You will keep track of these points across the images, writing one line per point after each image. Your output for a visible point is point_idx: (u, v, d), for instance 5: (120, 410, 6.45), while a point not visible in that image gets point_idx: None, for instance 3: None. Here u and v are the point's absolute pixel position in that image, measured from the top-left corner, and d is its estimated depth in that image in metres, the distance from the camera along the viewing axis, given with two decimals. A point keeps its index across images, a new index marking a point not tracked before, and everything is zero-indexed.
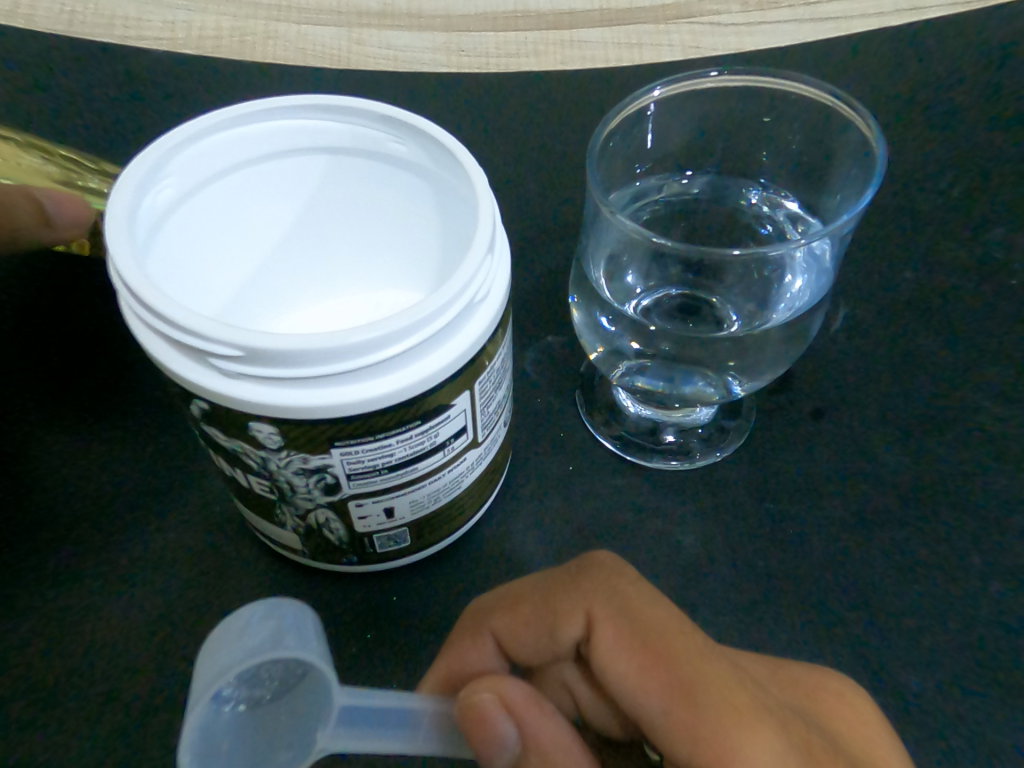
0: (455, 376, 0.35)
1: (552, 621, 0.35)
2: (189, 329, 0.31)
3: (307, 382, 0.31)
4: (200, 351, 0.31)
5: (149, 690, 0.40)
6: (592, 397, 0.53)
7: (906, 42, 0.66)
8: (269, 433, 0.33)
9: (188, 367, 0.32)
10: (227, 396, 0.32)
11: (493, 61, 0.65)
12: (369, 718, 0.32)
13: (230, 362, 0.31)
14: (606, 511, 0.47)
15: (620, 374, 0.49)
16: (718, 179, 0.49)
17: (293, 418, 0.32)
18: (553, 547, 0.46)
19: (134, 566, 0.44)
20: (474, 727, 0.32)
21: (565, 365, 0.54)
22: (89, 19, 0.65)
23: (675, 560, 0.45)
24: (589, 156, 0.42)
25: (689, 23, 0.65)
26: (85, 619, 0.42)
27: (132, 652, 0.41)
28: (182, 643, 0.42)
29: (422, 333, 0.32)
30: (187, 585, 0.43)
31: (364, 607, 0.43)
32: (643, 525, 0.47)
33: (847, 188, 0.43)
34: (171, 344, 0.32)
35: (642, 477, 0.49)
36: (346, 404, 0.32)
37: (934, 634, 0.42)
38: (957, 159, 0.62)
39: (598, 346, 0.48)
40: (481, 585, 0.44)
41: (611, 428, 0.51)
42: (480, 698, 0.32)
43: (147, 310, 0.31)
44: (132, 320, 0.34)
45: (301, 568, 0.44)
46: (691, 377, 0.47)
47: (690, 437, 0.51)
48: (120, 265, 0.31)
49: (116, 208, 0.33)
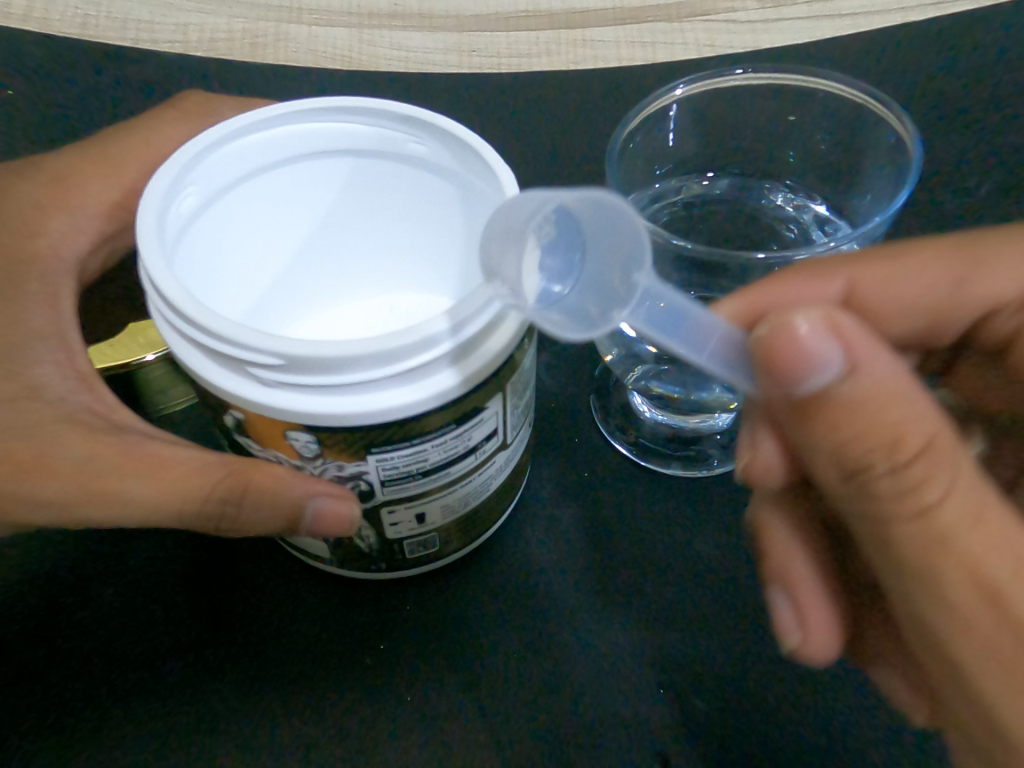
0: (487, 381, 0.34)
1: (972, 269, 0.36)
2: (223, 335, 0.30)
3: (346, 390, 0.31)
4: (232, 357, 0.31)
5: (166, 701, 0.39)
6: (607, 402, 0.52)
7: (927, 39, 0.64)
8: (301, 441, 0.33)
9: (218, 374, 0.32)
10: (257, 403, 0.31)
11: (504, 62, 0.65)
12: (667, 309, 0.32)
13: (262, 369, 0.30)
14: (623, 519, 0.46)
15: (637, 378, 0.48)
16: (740, 180, 0.48)
17: (334, 428, 0.32)
18: (570, 556, 0.44)
19: (143, 573, 0.43)
20: (776, 356, 0.28)
21: (580, 369, 0.53)
22: (103, 24, 0.65)
23: (694, 569, 0.44)
24: (609, 155, 0.41)
25: (704, 20, 0.64)
26: (98, 629, 0.41)
27: (142, 664, 0.40)
28: (197, 652, 0.40)
29: (460, 338, 0.31)
30: (198, 591, 0.42)
31: (379, 613, 0.42)
32: (664, 536, 0.45)
33: (878, 190, 0.42)
34: (200, 350, 0.32)
35: (659, 484, 0.47)
36: (377, 411, 0.31)
37: None
38: (990, 154, 0.59)
39: (613, 350, 0.47)
40: (497, 595, 0.43)
41: (627, 433, 0.50)
42: (792, 319, 0.28)
43: (179, 314, 0.31)
44: (163, 327, 0.33)
45: (315, 573, 0.43)
46: (707, 383, 0.47)
47: (708, 444, 0.50)
48: (150, 271, 0.31)
49: (147, 212, 0.33)
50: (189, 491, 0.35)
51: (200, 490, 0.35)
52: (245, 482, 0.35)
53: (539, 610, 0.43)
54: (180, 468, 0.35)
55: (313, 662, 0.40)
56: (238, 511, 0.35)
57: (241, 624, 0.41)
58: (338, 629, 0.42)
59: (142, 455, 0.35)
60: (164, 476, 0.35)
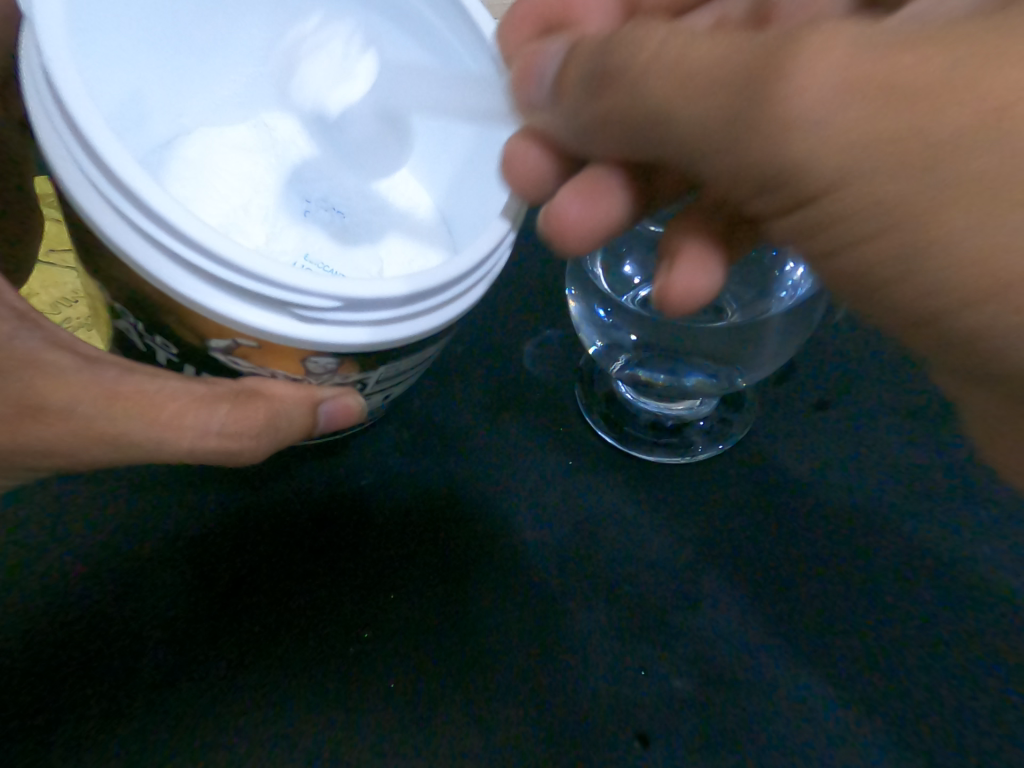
0: (319, 315, 0.27)
1: None
2: (216, 243, 0.25)
3: (378, 315, 0.28)
4: (199, 254, 0.25)
5: (145, 688, 0.35)
6: (591, 391, 0.46)
7: None
8: (321, 359, 0.30)
9: (202, 294, 0.26)
10: (266, 326, 0.27)
11: None
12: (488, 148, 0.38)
13: (262, 280, 0.26)
14: (599, 510, 0.42)
15: (619, 369, 0.43)
16: None
17: (363, 348, 0.29)
18: (561, 535, 0.41)
19: (120, 552, 0.38)
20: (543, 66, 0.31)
21: (563, 362, 0.47)
22: None
23: (652, 552, 0.41)
24: None
25: None
26: (70, 621, 0.36)
27: (127, 646, 0.36)
28: (181, 636, 0.36)
29: (441, 279, 0.29)
30: (147, 578, 0.37)
31: (357, 599, 0.38)
32: (649, 531, 0.41)
33: None
34: (170, 257, 0.26)
35: (646, 471, 0.43)
36: (399, 348, 0.30)
37: (967, 636, 0.40)
38: None
39: (597, 341, 0.42)
40: (486, 590, 0.39)
41: (612, 423, 0.45)
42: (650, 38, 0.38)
43: (128, 206, 0.25)
44: (106, 231, 0.26)
45: (302, 556, 0.39)
46: (692, 368, 0.42)
47: (691, 430, 0.45)
48: (127, 186, 0.25)
49: (72, 86, 0.25)
50: (194, 424, 0.30)
51: (211, 420, 0.30)
52: (255, 407, 0.30)
53: (539, 585, 0.40)
54: (179, 400, 0.30)
55: (277, 630, 0.37)
56: (258, 442, 0.31)
57: (216, 600, 0.37)
58: (326, 621, 0.37)
59: (143, 394, 0.30)
60: (163, 415, 0.30)
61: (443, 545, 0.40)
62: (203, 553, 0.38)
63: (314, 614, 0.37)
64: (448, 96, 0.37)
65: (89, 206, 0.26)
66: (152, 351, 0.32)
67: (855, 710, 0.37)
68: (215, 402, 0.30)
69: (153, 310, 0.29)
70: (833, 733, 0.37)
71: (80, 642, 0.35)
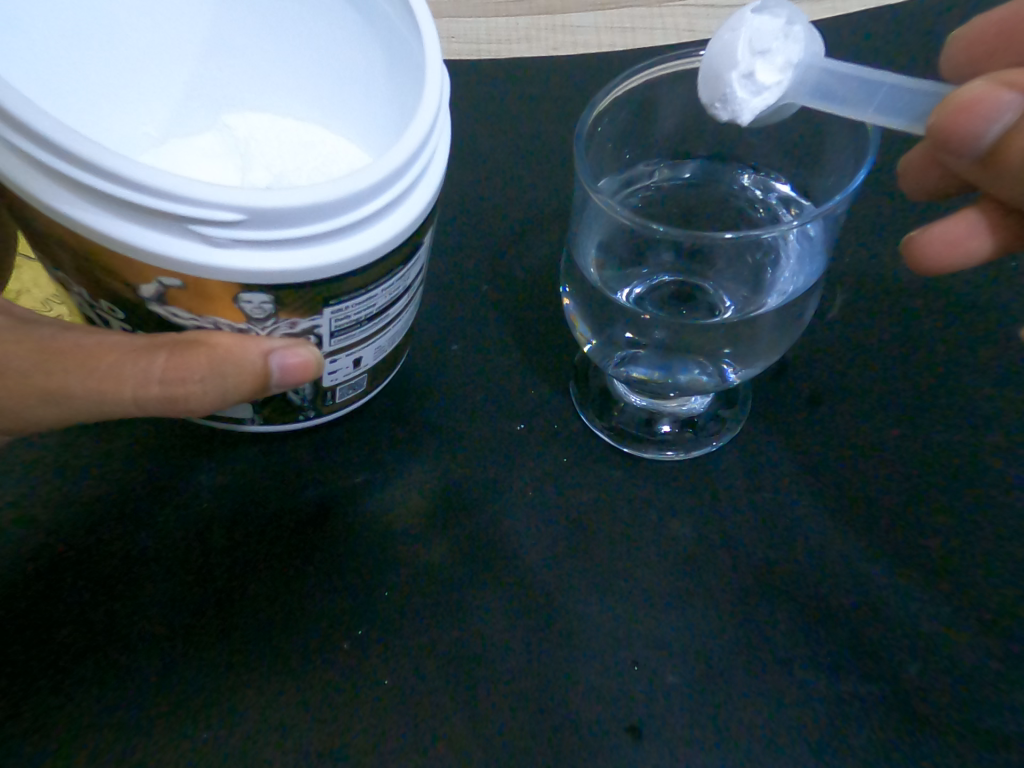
0: (234, 244, 0.27)
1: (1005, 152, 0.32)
2: (111, 160, 0.25)
3: (293, 238, 0.27)
4: (105, 191, 0.26)
5: (109, 656, 0.35)
6: (584, 388, 0.46)
7: (914, 29, 0.59)
8: (250, 298, 0.29)
9: (118, 226, 0.27)
10: (182, 255, 0.27)
11: (485, 47, 0.59)
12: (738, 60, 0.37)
13: (161, 195, 0.25)
14: (589, 506, 0.41)
15: (613, 367, 0.43)
16: (708, 164, 0.46)
17: (286, 278, 0.28)
18: (549, 531, 0.40)
19: (89, 526, 0.39)
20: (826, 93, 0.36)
21: (556, 360, 0.47)
22: None
23: (643, 550, 0.40)
24: (579, 139, 0.38)
25: (684, 7, 0.60)
26: (42, 593, 0.37)
27: (92, 615, 0.36)
28: (148, 610, 0.36)
29: (357, 201, 0.28)
30: (115, 550, 0.38)
31: (315, 561, 0.39)
32: (639, 528, 0.41)
33: (840, 172, 0.40)
34: (89, 196, 0.26)
35: (636, 468, 0.43)
36: (318, 270, 0.29)
37: (970, 642, 0.38)
38: None
39: (591, 339, 0.42)
40: (469, 587, 0.38)
41: (604, 420, 0.45)
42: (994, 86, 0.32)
43: (34, 147, 0.26)
44: (26, 180, 0.27)
45: (270, 526, 0.39)
46: (685, 365, 0.41)
47: (686, 427, 0.45)
48: (28, 128, 0.25)
49: None
50: (136, 373, 0.31)
51: (151, 370, 0.31)
52: (197, 356, 0.30)
53: (526, 584, 0.39)
54: (122, 351, 0.31)
55: (233, 603, 0.37)
56: (206, 388, 0.31)
57: (175, 565, 0.38)
58: (283, 584, 0.38)
59: (122, 368, 0.31)
60: (101, 365, 0.31)
61: (429, 541, 0.40)
62: (158, 526, 0.39)
63: (281, 590, 0.38)
64: (395, 66, 0.37)
65: (8, 160, 0.27)
66: (108, 320, 0.33)
67: (860, 708, 0.36)
68: (155, 352, 0.31)
69: (92, 271, 0.30)
70: (828, 738, 0.35)
71: (50, 613, 0.36)
